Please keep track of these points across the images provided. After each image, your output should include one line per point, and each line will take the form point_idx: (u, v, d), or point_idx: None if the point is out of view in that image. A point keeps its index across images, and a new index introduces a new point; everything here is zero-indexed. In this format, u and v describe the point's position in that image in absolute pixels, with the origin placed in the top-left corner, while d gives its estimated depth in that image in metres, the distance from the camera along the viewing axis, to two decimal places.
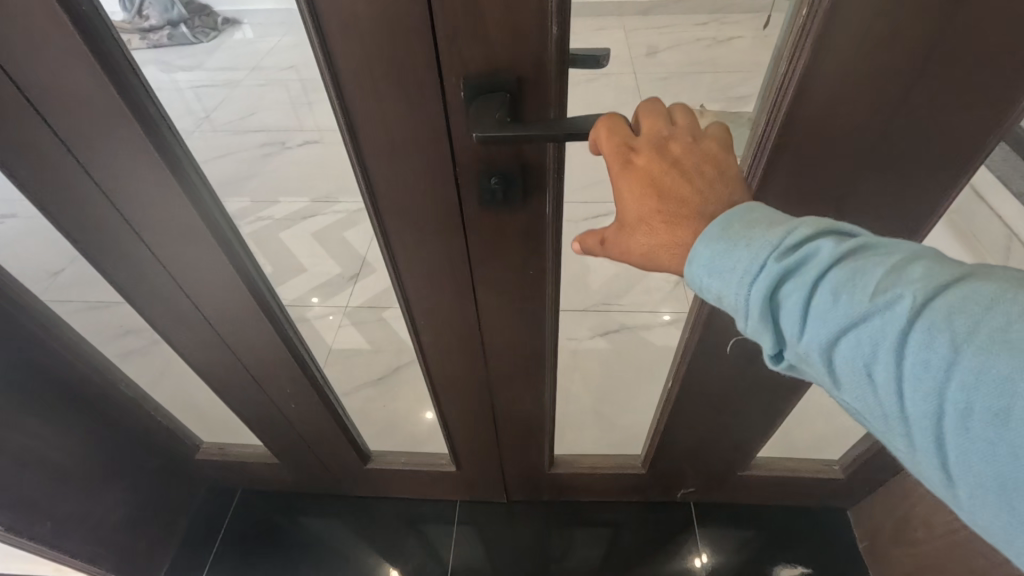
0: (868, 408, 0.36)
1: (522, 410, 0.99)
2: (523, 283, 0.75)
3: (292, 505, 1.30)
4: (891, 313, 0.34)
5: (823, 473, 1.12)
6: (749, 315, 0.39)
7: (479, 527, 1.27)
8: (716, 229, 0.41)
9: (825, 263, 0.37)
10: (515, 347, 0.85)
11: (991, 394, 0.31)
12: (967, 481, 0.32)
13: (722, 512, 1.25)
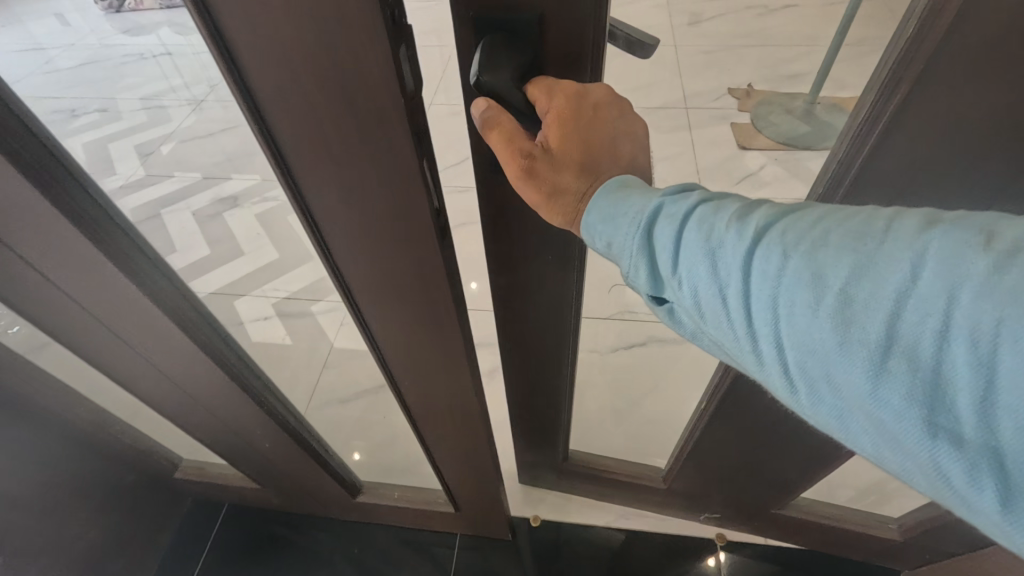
0: (723, 329, 0.36)
1: (538, 397, 0.93)
2: (543, 267, 0.68)
3: (280, 526, 1.23)
4: (736, 237, 0.35)
5: (876, 530, 1.00)
6: (629, 257, 0.41)
7: (483, 552, 1.18)
8: (606, 182, 0.43)
9: (685, 202, 0.39)
10: (534, 333, 0.79)
11: (810, 299, 0.31)
12: (805, 385, 0.33)
13: (753, 551, 1.14)
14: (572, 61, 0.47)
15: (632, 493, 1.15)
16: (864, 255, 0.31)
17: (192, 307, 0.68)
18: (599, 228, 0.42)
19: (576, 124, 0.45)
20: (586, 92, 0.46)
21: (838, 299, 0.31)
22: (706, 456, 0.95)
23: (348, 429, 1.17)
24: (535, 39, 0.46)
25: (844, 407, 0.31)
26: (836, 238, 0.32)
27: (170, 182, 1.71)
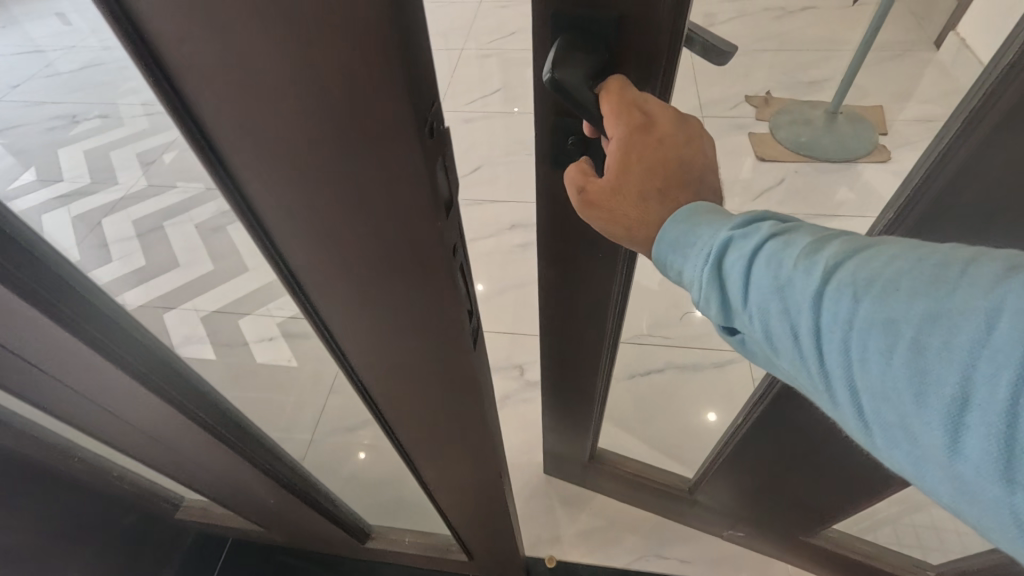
0: (797, 367, 0.31)
1: (572, 398, 0.88)
2: (591, 260, 0.62)
3: (289, 568, 1.16)
4: (804, 273, 0.30)
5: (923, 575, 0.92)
6: (701, 290, 0.37)
7: None
8: (679, 210, 0.39)
9: (757, 233, 0.34)
10: (574, 326, 0.74)
11: (879, 346, 0.27)
12: (882, 438, 0.28)
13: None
14: (644, 69, 0.41)
15: (651, 503, 1.05)
16: (938, 300, 0.25)
17: (199, 388, 0.55)
18: (666, 255, 0.39)
19: (640, 161, 0.41)
20: (649, 112, 0.41)
21: (909, 348, 0.26)
22: (741, 468, 0.84)
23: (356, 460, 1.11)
24: (614, 45, 0.40)
25: (920, 467, 0.26)
26: (907, 277, 0.27)
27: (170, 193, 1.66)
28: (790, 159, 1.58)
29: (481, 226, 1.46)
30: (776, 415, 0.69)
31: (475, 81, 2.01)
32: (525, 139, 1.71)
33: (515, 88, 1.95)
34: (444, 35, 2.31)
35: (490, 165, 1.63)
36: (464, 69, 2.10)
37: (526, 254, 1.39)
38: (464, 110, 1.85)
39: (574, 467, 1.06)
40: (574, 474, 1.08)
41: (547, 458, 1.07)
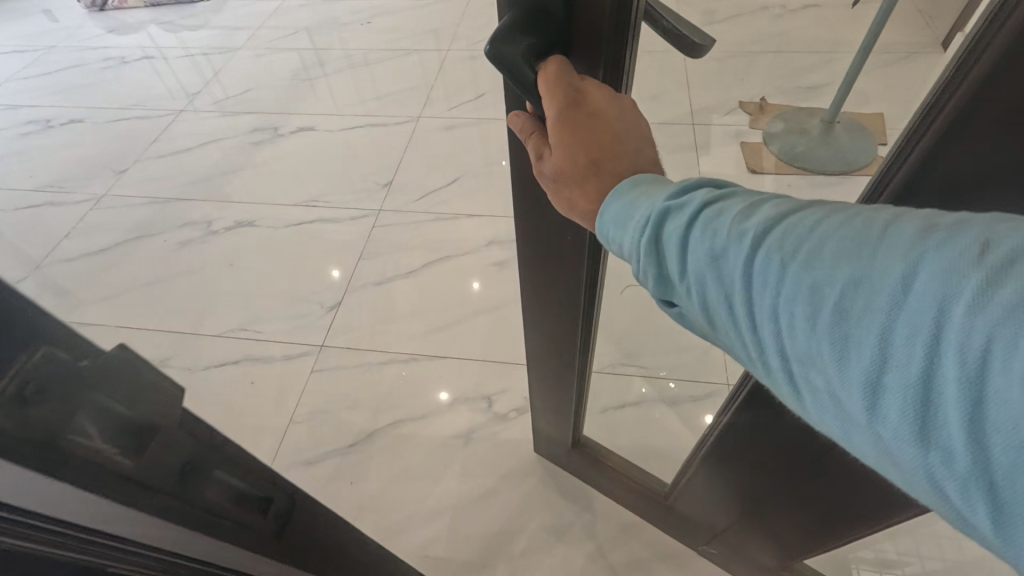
0: (728, 337, 0.27)
1: (557, 391, 0.83)
2: (558, 242, 0.57)
3: None
4: (735, 240, 0.26)
5: None
6: (638, 262, 0.31)
7: None
8: (620, 185, 0.34)
9: (693, 197, 0.29)
10: (547, 311, 0.69)
11: (805, 312, 0.23)
12: (812, 404, 0.24)
13: None
14: (593, 52, 0.36)
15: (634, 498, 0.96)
16: (865, 259, 0.22)
17: None
18: (613, 230, 0.32)
19: (572, 145, 0.36)
20: (582, 92, 0.36)
21: (833, 312, 0.22)
22: (719, 478, 0.74)
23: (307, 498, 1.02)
24: (560, 24, 0.35)
25: (847, 431, 0.23)
26: (833, 238, 0.23)
27: (137, 201, 1.60)
28: (782, 170, 1.51)
29: (456, 243, 1.40)
30: (763, 424, 0.60)
31: (459, 84, 1.93)
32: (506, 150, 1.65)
33: (499, 92, 1.87)
34: (430, 36, 2.23)
35: (468, 176, 1.57)
36: (448, 71, 2.02)
37: (501, 274, 1.33)
38: (445, 116, 1.79)
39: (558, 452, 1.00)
40: (560, 462, 1.01)
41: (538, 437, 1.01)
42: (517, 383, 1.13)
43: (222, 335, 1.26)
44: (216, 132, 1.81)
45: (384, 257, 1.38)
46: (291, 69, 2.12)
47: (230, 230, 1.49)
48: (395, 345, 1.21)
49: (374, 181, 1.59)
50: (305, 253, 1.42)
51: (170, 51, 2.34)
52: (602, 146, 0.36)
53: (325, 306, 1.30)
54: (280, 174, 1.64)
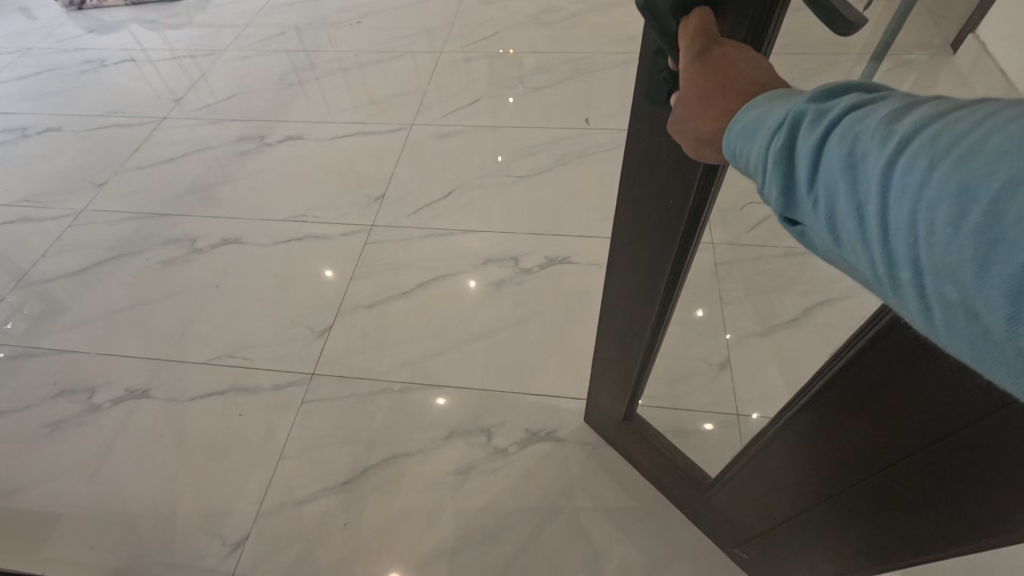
0: (856, 255, 0.24)
1: (620, 357, 0.86)
2: (661, 203, 0.59)
3: None
4: (878, 142, 0.23)
5: None
6: (759, 177, 0.28)
7: None
8: (753, 98, 0.30)
9: (836, 101, 0.26)
10: (635, 272, 0.71)
11: (951, 217, 0.20)
12: (946, 324, 0.21)
13: None
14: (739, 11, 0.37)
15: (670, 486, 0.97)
16: None
17: None
18: (736, 145, 0.30)
19: (696, 75, 0.35)
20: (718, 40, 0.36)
21: (986, 215, 0.19)
22: (763, 482, 0.72)
23: (293, 542, 0.97)
24: None
25: (990, 354, 0.20)
26: (1002, 134, 0.20)
27: (117, 217, 1.53)
28: None
29: (451, 262, 1.35)
30: (796, 427, 0.58)
31: (452, 89, 1.86)
32: (503, 161, 1.59)
33: (494, 97, 1.81)
34: (423, 37, 2.15)
35: (463, 190, 1.51)
36: (442, 75, 1.94)
37: (498, 295, 1.27)
38: (439, 123, 1.72)
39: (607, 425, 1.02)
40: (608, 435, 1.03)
41: (591, 406, 1.03)
42: (517, 414, 1.09)
43: (206, 362, 1.20)
44: (200, 141, 1.74)
45: (376, 278, 1.32)
46: (277, 72, 2.03)
47: (214, 248, 1.43)
48: (389, 375, 1.16)
49: (365, 194, 1.53)
50: (294, 274, 1.36)
51: (153, 53, 2.25)
52: (734, 76, 0.34)
53: (315, 331, 1.24)
54: (267, 186, 1.57)
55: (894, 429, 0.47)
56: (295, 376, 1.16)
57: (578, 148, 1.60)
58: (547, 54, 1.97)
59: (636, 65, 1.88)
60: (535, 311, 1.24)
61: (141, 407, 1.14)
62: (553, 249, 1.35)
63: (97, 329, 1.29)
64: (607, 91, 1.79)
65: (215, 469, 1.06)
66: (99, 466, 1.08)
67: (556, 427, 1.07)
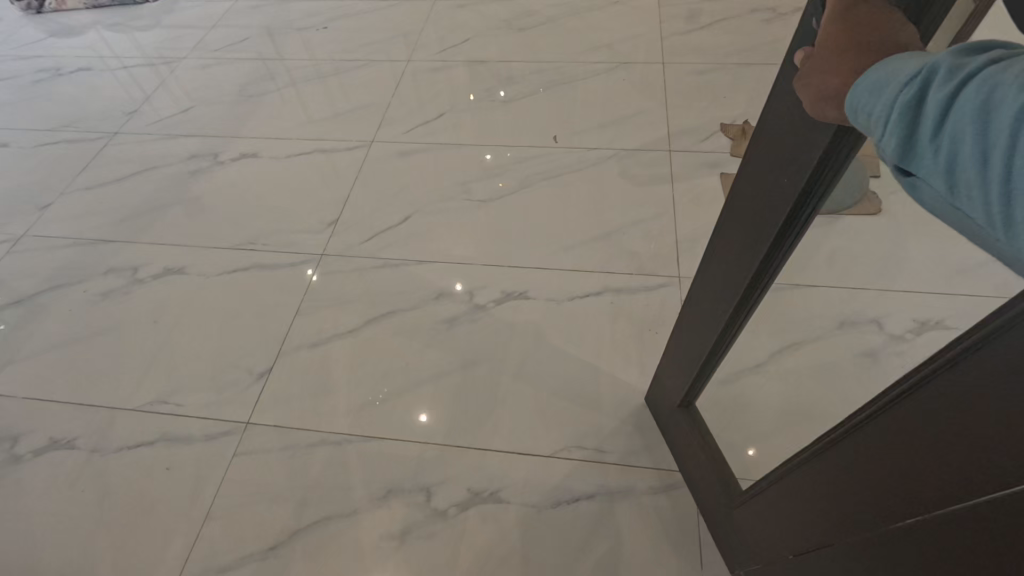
0: (972, 201, 0.25)
1: (696, 336, 0.84)
2: (779, 177, 0.55)
3: None
4: (1014, 89, 0.24)
5: None
6: (882, 130, 0.30)
7: None
8: (887, 58, 0.31)
9: (972, 59, 0.27)
10: (734, 247, 0.68)
11: None
12: None
13: None
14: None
15: (703, 489, 0.93)
16: None
17: None
18: (864, 102, 0.31)
19: (835, 39, 0.37)
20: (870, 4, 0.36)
21: None
22: (784, 504, 0.66)
23: None
24: None
25: None
26: None
27: (58, 243, 1.46)
28: None
29: (404, 296, 1.27)
30: (833, 453, 0.52)
31: (417, 102, 1.77)
32: (467, 182, 1.50)
33: (463, 111, 1.72)
34: (393, 44, 2.05)
35: (422, 215, 1.43)
36: (408, 86, 1.84)
37: (450, 334, 1.20)
38: (401, 140, 1.63)
39: (665, 408, 1.00)
40: (662, 417, 1.02)
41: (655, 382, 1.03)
42: (459, 469, 1.02)
43: (138, 408, 1.13)
44: (152, 159, 1.66)
45: (323, 313, 1.25)
46: (237, 82, 1.94)
47: (158, 278, 1.35)
48: (329, 424, 1.09)
49: (318, 220, 1.45)
50: (239, 308, 1.28)
51: (112, 60, 2.15)
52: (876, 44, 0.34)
53: (256, 372, 1.17)
54: (217, 210, 1.50)
55: (925, 468, 0.40)
56: (231, 424, 1.10)
57: (546, 169, 1.51)
58: (522, 64, 1.87)
59: (613, 76, 1.79)
60: (490, 350, 1.17)
61: (65, 460, 1.08)
62: (511, 282, 1.27)
63: (29, 367, 1.22)
64: (580, 105, 1.69)
65: (138, 529, 0.99)
66: (15, 525, 1.01)
67: (501, 486, 1.00)
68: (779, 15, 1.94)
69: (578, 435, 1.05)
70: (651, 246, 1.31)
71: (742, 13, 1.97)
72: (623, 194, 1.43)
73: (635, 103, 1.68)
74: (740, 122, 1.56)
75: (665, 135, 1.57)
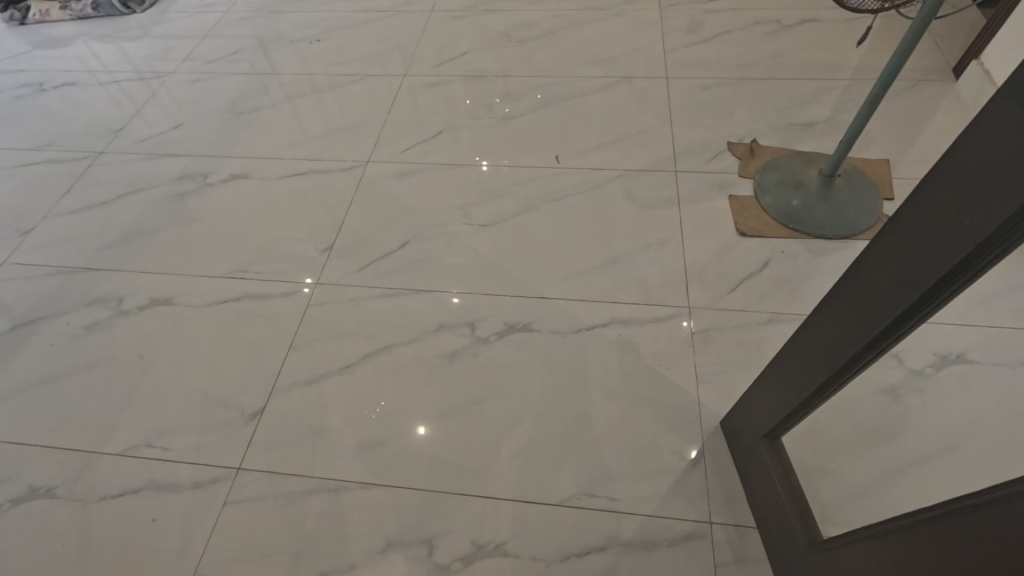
0: None
1: (801, 368, 0.78)
2: (950, 223, 0.48)
3: None
4: None
5: None
6: None
7: None
8: None
9: None
10: (861, 287, 0.61)
11: None
12: None
13: None
14: None
15: (775, 529, 0.89)
16: None
17: None
18: None
19: None
20: None
21: None
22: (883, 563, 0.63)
23: None
24: None
25: None
26: None
27: (39, 271, 1.39)
28: (775, 233, 1.32)
29: (402, 329, 1.22)
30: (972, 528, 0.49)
31: (414, 119, 1.71)
32: (466, 205, 1.45)
33: (461, 129, 1.66)
34: (386, 58, 1.99)
35: (420, 240, 1.38)
36: (403, 102, 1.79)
37: (452, 369, 1.15)
38: (397, 160, 1.58)
39: (748, 437, 0.96)
40: (743, 450, 0.98)
41: (740, 411, 0.99)
42: (464, 518, 0.97)
43: (123, 453, 1.07)
44: (139, 180, 1.60)
45: (318, 348, 1.20)
46: (227, 98, 1.88)
47: (144, 309, 1.30)
48: (323, 469, 1.04)
49: (313, 245, 1.40)
50: (229, 342, 1.22)
51: (97, 74, 2.08)
52: None
53: (247, 413, 1.11)
54: (206, 235, 1.44)
55: None
56: (221, 470, 1.04)
57: (548, 190, 1.46)
58: (522, 79, 1.82)
59: (615, 91, 1.74)
60: (494, 388, 1.12)
61: (45, 511, 1.02)
62: (515, 313, 1.22)
63: (9, 407, 1.16)
64: (582, 122, 1.65)
65: None
66: None
67: (507, 537, 0.95)
68: (783, 27, 1.90)
69: (586, 481, 1.01)
70: (661, 273, 1.27)
71: (746, 26, 1.92)
72: (629, 218, 1.38)
73: (639, 120, 1.63)
74: (750, 140, 1.52)
75: (671, 154, 1.52)
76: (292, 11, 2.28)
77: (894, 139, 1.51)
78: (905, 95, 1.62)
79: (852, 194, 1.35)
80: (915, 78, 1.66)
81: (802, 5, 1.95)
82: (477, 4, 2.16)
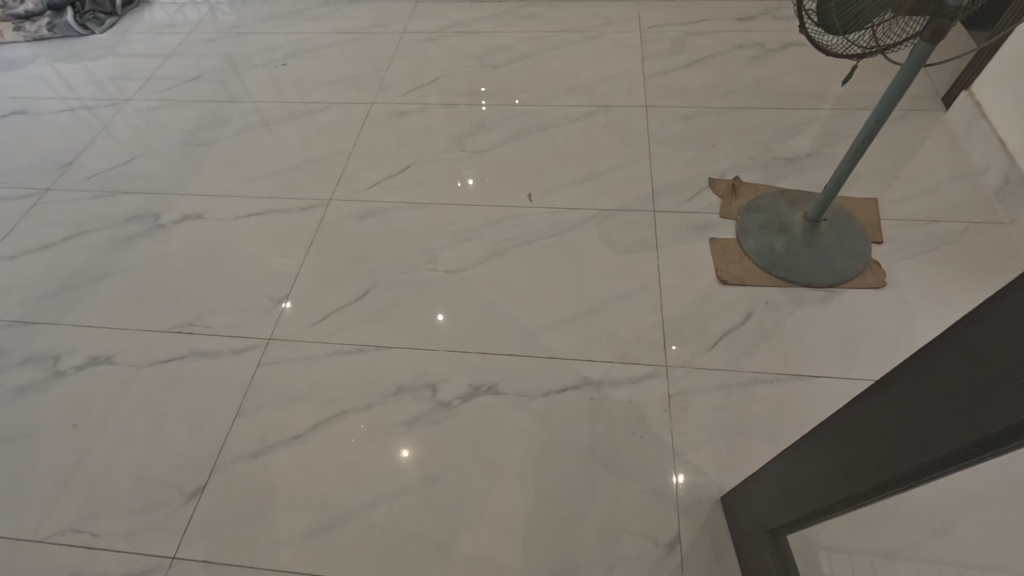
0: None
1: (807, 480, 0.66)
2: (1009, 368, 0.36)
3: None
4: None
5: None
6: None
7: None
8: None
9: None
10: (885, 420, 0.49)
11: None
12: None
13: None
14: None
15: None
16: None
17: None
18: None
19: None
20: None
21: None
22: None
23: None
24: None
25: None
26: None
27: None
28: (757, 282, 1.24)
29: (357, 392, 1.13)
30: None
31: (380, 152, 1.63)
32: (431, 249, 1.37)
33: (429, 164, 1.58)
34: (353, 83, 1.90)
35: (381, 288, 1.30)
36: (370, 132, 1.70)
37: (410, 440, 1.06)
38: (361, 199, 1.49)
39: (749, 528, 0.86)
40: (740, 543, 0.89)
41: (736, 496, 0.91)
42: None
43: (46, 540, 0.99)
44: (85, 221, 1.50)
45: (265, 415, 1.11)
46: (185, 128, 1.78)
47: (82, 369, 1.20)
48: (265, 558, 0.95)
49: (267, 295, 1.30)
50: (171, 408, 1.13)
51: (51, 100, 1.97)
52: None
53: (185, 491, 1.02)
54: (153, 284, 1.34)
55: None
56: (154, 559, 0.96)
57: (519, 233, 1.38)
58: (495, 108, 1.73)
59: (593, 121, 1.66)
60: (455, 461, 1.04)
61: None
62: (479, 374, 1.14)
63: None
64: (557, 156, 1.56)
65: None
66: None
67: None
68: (767, 51, 1.82)
69: (550, 572, 0.93)
70: (636, 328, 1.19)
71: (729, 50, 1.85)
72: (603, 264, 1.30)
73: (616, 153, 1.55)
74: (732, 177, 1.44)
75: (649, 193, 1.44)
76: (258, 32, 2.19)
77: (881, 176, 1.44)
78: (893, 126, 1.55)
79: (838, 239, 1.28)
80: (904, 107, 1.59)
81: (788, 28, 1.88)
82: (450, 25, 2.08)
